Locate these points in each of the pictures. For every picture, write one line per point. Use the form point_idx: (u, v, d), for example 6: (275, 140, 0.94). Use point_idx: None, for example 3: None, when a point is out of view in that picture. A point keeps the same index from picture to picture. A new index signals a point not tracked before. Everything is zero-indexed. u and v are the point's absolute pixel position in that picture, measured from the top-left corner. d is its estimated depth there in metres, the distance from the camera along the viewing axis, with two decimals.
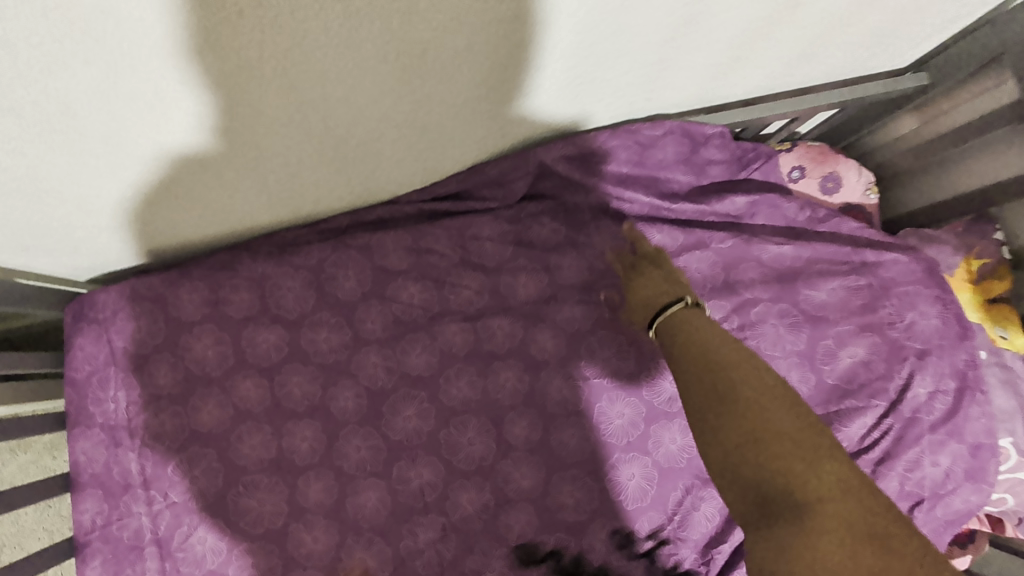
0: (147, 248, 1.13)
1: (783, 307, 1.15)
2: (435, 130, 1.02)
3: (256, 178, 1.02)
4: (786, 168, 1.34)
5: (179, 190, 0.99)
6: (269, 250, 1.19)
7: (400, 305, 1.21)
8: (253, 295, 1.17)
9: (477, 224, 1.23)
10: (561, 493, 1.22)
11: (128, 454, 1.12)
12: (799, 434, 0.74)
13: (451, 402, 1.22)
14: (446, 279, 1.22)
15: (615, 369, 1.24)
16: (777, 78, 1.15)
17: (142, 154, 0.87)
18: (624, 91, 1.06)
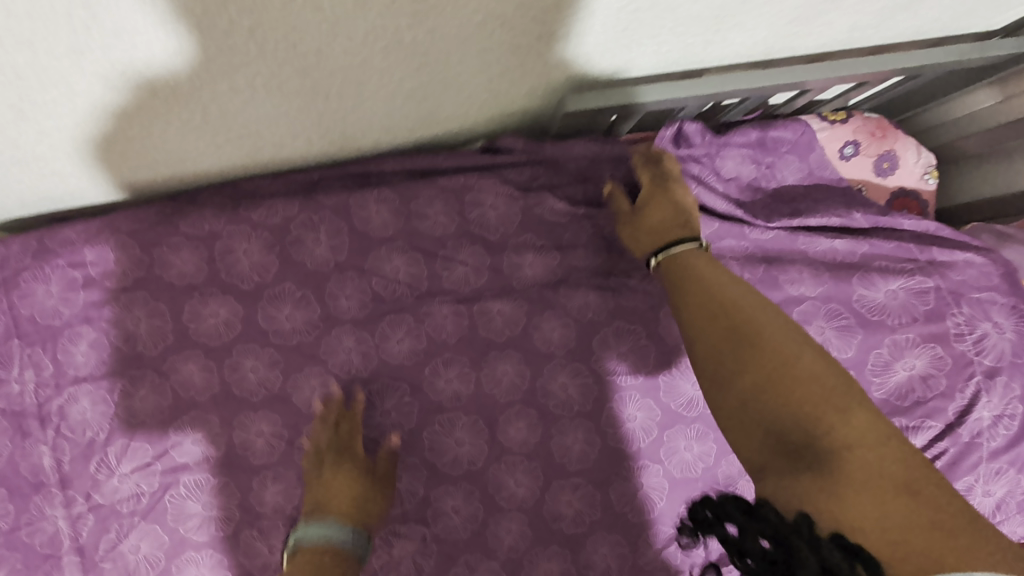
0: (62, 190, 0.90)
1: (831, 307, 0.99)
2: (439, 65, 0.77)
3: (198, 116, 0.77)
4: (838, 144, 1.12)
5: (92, 122, 0.74)
6: (220, 204, 0.96)
7: (382, 281, 1.00)
8: (198, 259, 0.95)
9: (481, 188, 1.02)
10: (559, 502, 1.06)
11: (40, 446, 0.93)
12: (816, 377, 0.65)
13: (437, 397, 1.03)
14: (440, 251, 1.02)
15: (635, 364, 1.08)
16: (855, 37, 0.94)
17: (38, 80, 0.64)
18: (680, 41, 0.84)
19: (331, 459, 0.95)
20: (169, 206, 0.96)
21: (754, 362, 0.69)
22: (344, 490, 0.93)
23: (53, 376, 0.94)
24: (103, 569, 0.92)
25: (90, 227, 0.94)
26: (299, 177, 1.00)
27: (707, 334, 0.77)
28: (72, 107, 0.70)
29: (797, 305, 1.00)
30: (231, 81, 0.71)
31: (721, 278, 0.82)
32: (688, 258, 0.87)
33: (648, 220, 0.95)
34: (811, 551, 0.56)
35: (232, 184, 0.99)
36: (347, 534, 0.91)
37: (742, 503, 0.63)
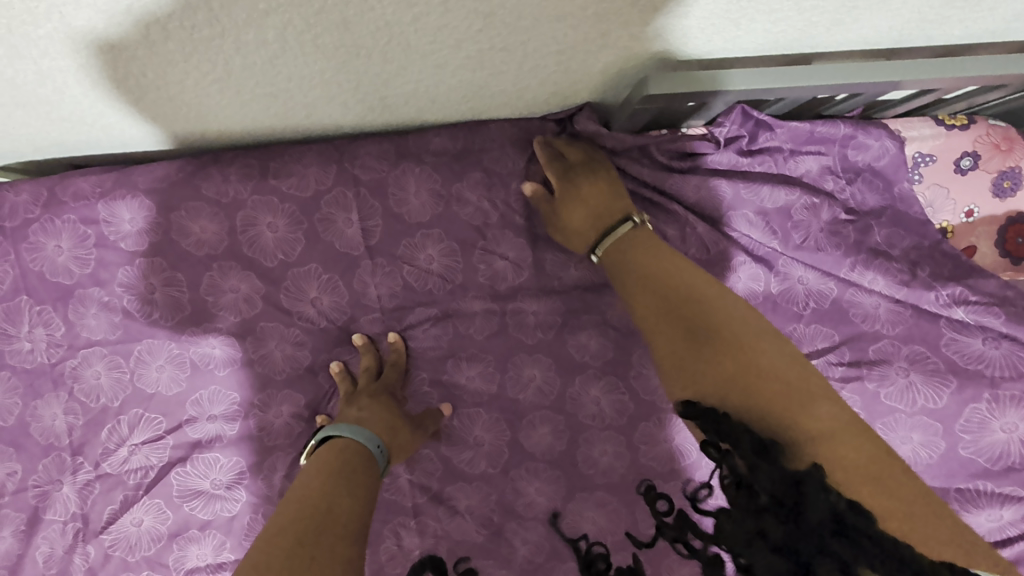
0: (77, 136, 0.82)
1: (914, 348, 0.86)
2: (501, 27, 0.64)
3: (216, 65, 0.66)
4: (953, 156, 0.94)
5: (97, 63, 0.64)
6: (240, 164, 0.87)
7: (413, 270, 0.90)
8: (217, 226, 0.87)
9: (533, 175, 0.90)
10: (580, 518, 0.95)
11: (49, 408, 0.90)
12: (786, 366, 0.58)
13: (461, 397, 0.94)
14: (479, 241, 0.90)
15: None
16: (999, 36, 0.78)
17: (40, 19, 0.56)
18: (793, 27, 0.70)
19: (371, 391, 0.87)
20: (189, 162, 0.87)
21: (719, 349, 0.63)
22: (378, 421, 0.83)
23: (63, 337, 0.89)
24: (106, 538, 0.89)
25: (107, 182, 0.86)
26: (330, 145, 0.89)
27: (675, 313, 0.70)
28: (77, 51, 0.62)
29: (873, 341, 0.87)
30: (254, 33, 0.61)
31: (671, 254, 0.77)
32: (630, 241, 0.81)
33: (575, 210, 0.84)
34: (822, 492, 0.46)
35: (260, 147, 0.89)
36: (373, 440, 0.81)
37: (752, 441, 0.52)
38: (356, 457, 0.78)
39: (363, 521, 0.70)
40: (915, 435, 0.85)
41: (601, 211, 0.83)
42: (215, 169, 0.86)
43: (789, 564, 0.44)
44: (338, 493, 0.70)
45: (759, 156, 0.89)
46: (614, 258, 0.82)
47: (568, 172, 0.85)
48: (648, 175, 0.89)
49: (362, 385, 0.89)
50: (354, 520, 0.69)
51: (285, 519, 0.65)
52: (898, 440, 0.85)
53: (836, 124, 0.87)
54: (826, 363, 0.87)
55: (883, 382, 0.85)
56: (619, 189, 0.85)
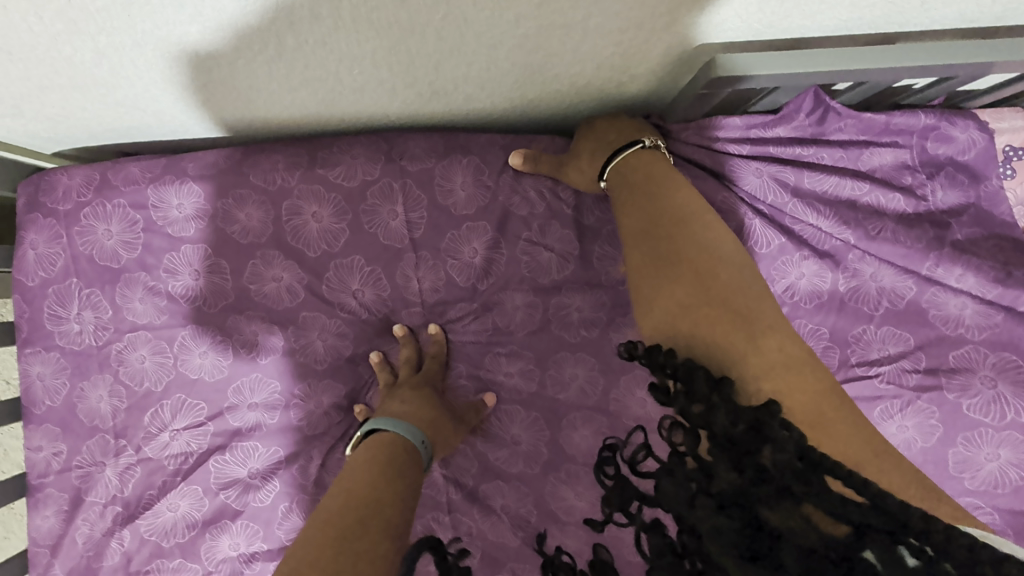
0: (130, 122, 0.83)
1: (1003, 356, 0.79)
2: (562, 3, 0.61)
3: (267, 44, 0.65)
4: None
5: (151, 45, 0.64)
6: (286, 151, 0.86)
7: (456, 264, 0.87)
8: (261, 213, 0.86)
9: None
10: (623, 527, 0.89)
11: (95, 390, 0.90)
12: (747, 297, 0.53)
13: (503, 394, 0.91)
14: (525, 234, 0.87)
15: None
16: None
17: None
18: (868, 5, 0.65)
19: (415, 384, 0.85)
20: (235, 148, 0.87)
21: (672, 279, 0.56)
22: (422, 414, 0.81)
23: (110, 320, 0.89)
24: (144, 523, 0.89)
25: (156, 167, 0.87)
26: (376, 135, 0.88)
27: (637, 241, 0.63)
28: (135, 26, 0.60)
29: (955, 348, 0.80)
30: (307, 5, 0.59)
31: (645, 170, 0.70)
32: (633, 160, 0.72)
33: (586, 146, 0.80)
34: (785, 428, 0.44)
35: (307, 137, 0.88)
36: (417, 436, 0.78)
37: (709, 376, 0.48)
38: (398, 454, 0.75)
39: (406, 518, 0.66)
40: (1005, 453, 0.77)
41: (615, 137, 0.77)
42: (262, 156, 0.86)
43: (733, 520, 0.43)
44: (376, 491, 0.66)
45: (831, 144, 0.83)
46: (613, 179, 0.74)
47: (595, 124, 0.82)
48: (711, 163, 0.84)
49: (402, 377, 0.87)
50: (397, 519, 0.65)
51: (324, 526, 0.60)
52: (984, 458, 0.78)
53: (916, 114, 0.81)
54: (901, 371, 0.81)
55: (967, 393, 0.78)
56: (638, 126, 0.80)
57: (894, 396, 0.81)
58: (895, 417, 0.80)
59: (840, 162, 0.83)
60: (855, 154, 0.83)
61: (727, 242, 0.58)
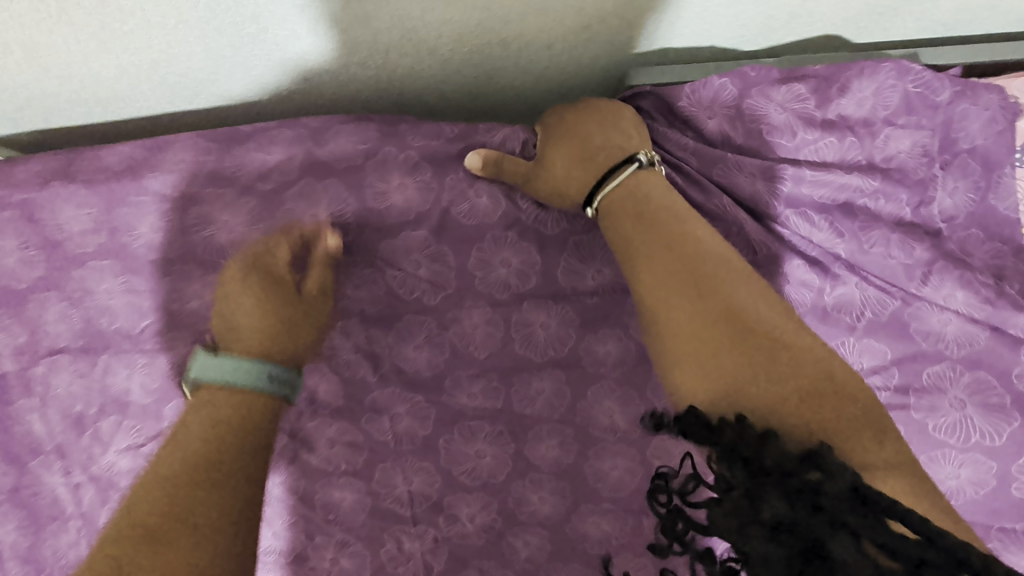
0: (45, 109, 0.75)
1: (978, 374, 0.73)
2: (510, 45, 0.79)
3: (245, 54, 0.72)
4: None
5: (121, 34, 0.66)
6: (202, 149, 0.76)
7: (397, 275, 0.79)
8: (171, 223, 0.76)
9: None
10: (586, 525, 0.90)
11: (26, 414, 0.85)
12: (788, 333, 0.52)
13: (462, 407, 0.85)
14: (478, 241, 0.78)
15: None
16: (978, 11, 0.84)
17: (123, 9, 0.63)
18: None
19: (279, 281, 0.70)
20: (144, 147, 0.77)
21: (724, 341, 0.52)
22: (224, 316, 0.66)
23: (25, 342, 0.81)
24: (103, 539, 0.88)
25: (49, 171, 0.76)
26: (301, 126, 0.78)
27: (670, 290, 0.58)
28: (151, 45, 0.68)
29: (930, 365, 0.73)
30: (300, 28, 0.69)
31: (635, 205, 0.65)
32: (632, 181, 0.67)
33: (561, 148, 0.72)
34: (837, 464, 0.44)
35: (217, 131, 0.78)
36: (254, 374, 0.64)
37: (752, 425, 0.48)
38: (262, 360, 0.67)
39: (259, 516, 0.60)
40: (965, 472, 0.73)
41: (601, 155, 0.69)
42: (172, 155, 0.76)
43: (785, 548, 0.44)
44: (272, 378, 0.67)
45: (844, 124, 0.73)
46: (608, 206, 0.67)
47: (570, 122, 0.73)
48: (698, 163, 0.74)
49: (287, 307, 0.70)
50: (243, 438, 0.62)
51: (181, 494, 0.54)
52: (944, 476, 0.74)
53: (939, 82, 0.74)
54: (873, 388, 0.73)
55: (933, 411, 0.73)
56: (621, 134, 0.71)
57: None
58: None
59: (853, 145, 0.72)
60: (867, 137, 0.73)
61: (764, 290, 0.56)
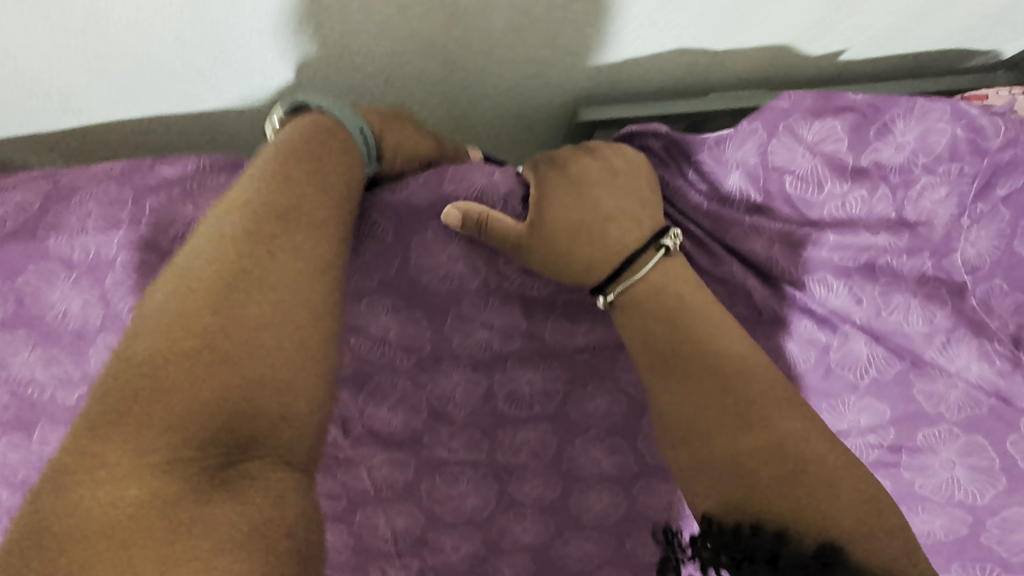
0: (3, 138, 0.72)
1: (975, 437, 0.69)
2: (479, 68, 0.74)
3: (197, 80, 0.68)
4: None
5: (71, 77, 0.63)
6: (111, 199, 0.64)
7: (364, 339, 0.69)
8: (83, 285, 0.65)
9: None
10: (574, 557, 0.86)
11: None
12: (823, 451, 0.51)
13: (439, 454, 0.81)
14: (451, 307, 0.68)
15: None
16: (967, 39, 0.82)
17: (126, 54, 0.61)
18: (760, 19, 0.71)
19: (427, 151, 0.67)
20: (44, 199, 0.65)
21: (747, 462, 0.51)
22: (345, 146, 0.57)
23: None
24: None
25: None
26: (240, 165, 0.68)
27: (692, 397, 0.56)
28: (109, 77, 0.64)
29: (927, 426, 0.70)
30: (277, 70, 0.68)
31: (656, 301, 0.60)
32: (651, 280, 0.61)
33: (570, 204, 0.63)
34: None
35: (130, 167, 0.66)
36: (363, 157, 0.61)
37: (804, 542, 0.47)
38: (292, 230, 0.49)
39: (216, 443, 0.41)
40: (940, 523, 0.73)
41: (616, 234, 0.62)
42: (77, 208, 0.64)
43: None
44: (319, 260, 0.50)
45: (877, 175, 0.64)
46: (631, 299, 0.62)
47: (578, 177, 0.64)
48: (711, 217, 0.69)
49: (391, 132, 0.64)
50: (267, 321, 0.45)
51: (154, 418, 0.40)
52: (918, 522, 0.74)
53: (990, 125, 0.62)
54: (864, 446, 0.72)
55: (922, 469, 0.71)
56: (635, 197, 0.65)
57: None
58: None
59: (880, 199, 0.65)
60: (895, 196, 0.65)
61: (806, 410, 0.54)
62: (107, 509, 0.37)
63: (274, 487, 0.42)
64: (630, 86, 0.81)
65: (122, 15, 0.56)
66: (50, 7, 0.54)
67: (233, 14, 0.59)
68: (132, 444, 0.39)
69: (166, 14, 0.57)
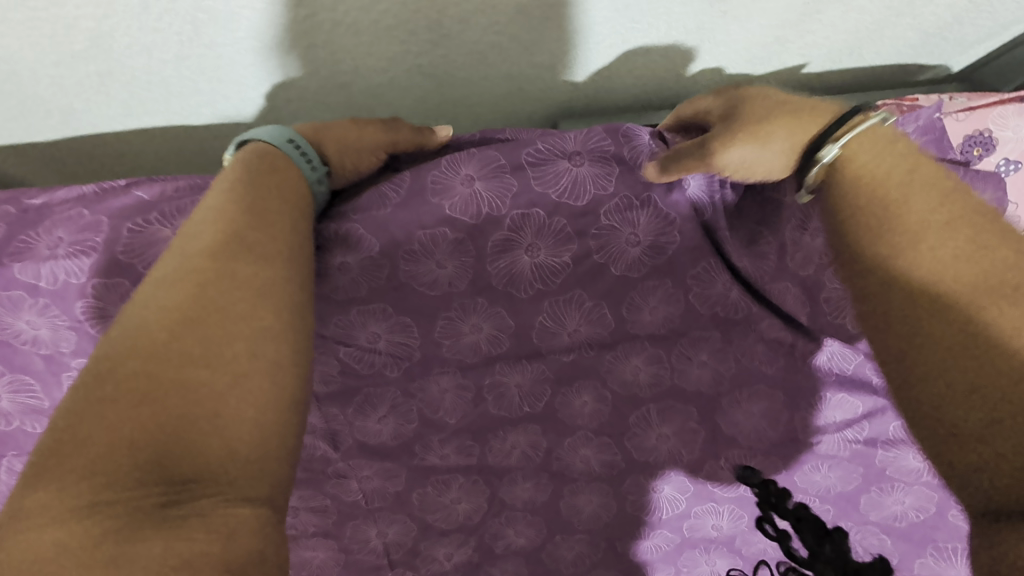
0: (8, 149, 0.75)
1: None
2: (463, 78, 0.75)
3: (186, 93, 0.69)
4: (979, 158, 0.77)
5: (64, 85, 0.65)
6: (82, 224, 0.61)
7: (351, 351, 0.62)
8: (47, 308, 0.61)
9: (562, 203, 0.59)
10: (562, 552, 0.88)
11: None
12: None
13: (430, 464, 0.77)
14: (440, 315, 0.62)
15: (683, 440, 0.75)
16: (918, 53, 0.89)
17: (127, 71, 0.65)
18: (721, 38, 0.77)
19: (377, 140, 0.60)
20: (7, 226, 0.61)
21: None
22: (283, 159, 0.52)
23: None
24: None
25: None
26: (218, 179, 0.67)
27: (945, 241, 0.44)
28: (110, 94, 0.68)
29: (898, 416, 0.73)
30: (263, 82, 0.69)
31: (893, 163, 0.47)
32: (885, 137, 0.48)
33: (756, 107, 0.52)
34: None
35: (105, 190, 0.64)
36: (306, 164, 0.54)
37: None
38: (235, 245, 0.44)
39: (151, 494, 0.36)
40: (909, 500, 0.79)
41: (809, 107, 0.52)
42: (46, 235, 0.61)
43: None
44: (261, 276, 0.43)
45: None
46: (851, 170, 0.48)
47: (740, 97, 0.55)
48: (650, 226, 0.61)
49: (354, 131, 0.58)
50: (203, 346, 0.39)
51: (82, 463, 0.35)
52: (889, 503, 0.79)
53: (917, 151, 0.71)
54: (841, 439, 0.75)
55: (894, 462, 0.76)
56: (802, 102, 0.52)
57: (827, 456, 0.77)
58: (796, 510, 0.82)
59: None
60: None
61: None
62: (41, 559, 0.33)
63: (220, 525, 0.36)
64: (610, 88, 0.82)
65: (126, 34, 0.60)
66: (59, 25, 0.58)
67: (232, 35, 0.63)
68: (62, 492, 0.35)
69: (167, 35, 0.61)
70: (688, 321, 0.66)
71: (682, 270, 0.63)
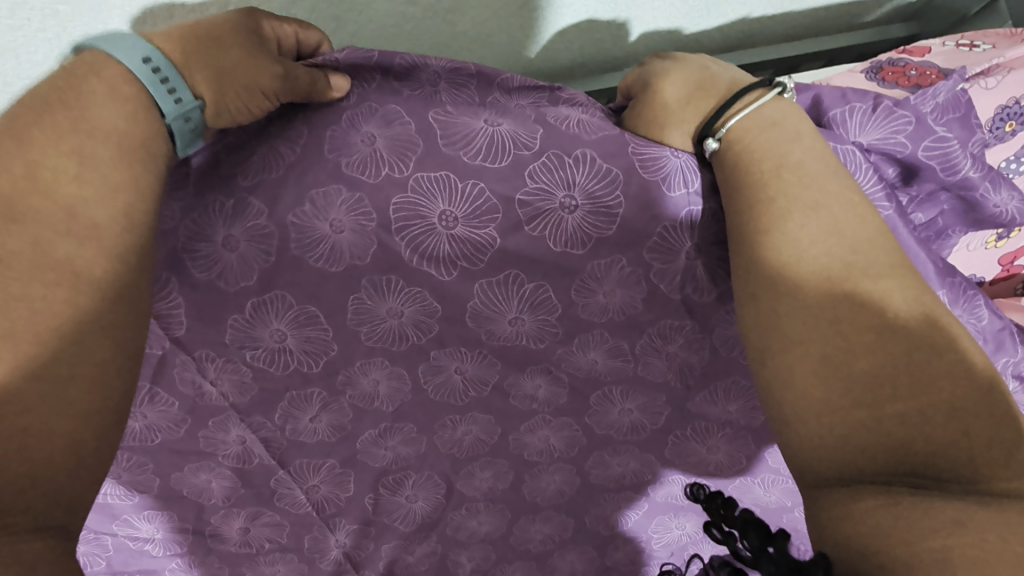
0: None
1: None
2: (375, 53, 0.67)
3: None
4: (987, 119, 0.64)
5: None
6: None
7: (259, 352, 0.55)
8: None
9: (478, 162, 0.47)
10: (529, 534, 0.85)
11: None
12: (900, 373, 0.37)
13: (379, 463, 0.73)
14: (349, 307, 0.52)
15: (637, 423, 0.70)
16: None
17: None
18: None
19: (273, 86, 0.42)
20: None
21: (841, 322, 0.38)
22: (120, 83, 0.38)
23: None
24: None
25: None
26: None
27: (806, 214, 0.40)
28: None
29: None
30: None
31: (778, 130, 0.44)
32: (771, 112, 0.45)
33: (678, 83, 0.49)
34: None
35: None
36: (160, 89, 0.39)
37: (881, 385, 0.37)
38: (94, 231, 0.36)
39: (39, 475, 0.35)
40: None
41: (728, 80, 0.48)
42: None
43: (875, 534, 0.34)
44: (108, 279, 0.37)
45: None
46: (738, 137, 0.44)
47: (666, 72, 0.49)
48: (585, 184, 0.48)
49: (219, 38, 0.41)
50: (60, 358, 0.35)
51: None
52: None
53: (941, 122, 0.48)
54: None
55: None
56: (736, 78, 0.49)
57: None
58: (767, 486, 0.80)
59: (879, 195, 0.49)
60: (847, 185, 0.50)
61: (896, 262, 0.40)
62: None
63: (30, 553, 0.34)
64: (546, 51, 0.74)
65: None
66: None
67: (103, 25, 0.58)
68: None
69: (28, 33, 0.56)
70: (649, 308, 0.55)
71: (644, 242, 0.51)
